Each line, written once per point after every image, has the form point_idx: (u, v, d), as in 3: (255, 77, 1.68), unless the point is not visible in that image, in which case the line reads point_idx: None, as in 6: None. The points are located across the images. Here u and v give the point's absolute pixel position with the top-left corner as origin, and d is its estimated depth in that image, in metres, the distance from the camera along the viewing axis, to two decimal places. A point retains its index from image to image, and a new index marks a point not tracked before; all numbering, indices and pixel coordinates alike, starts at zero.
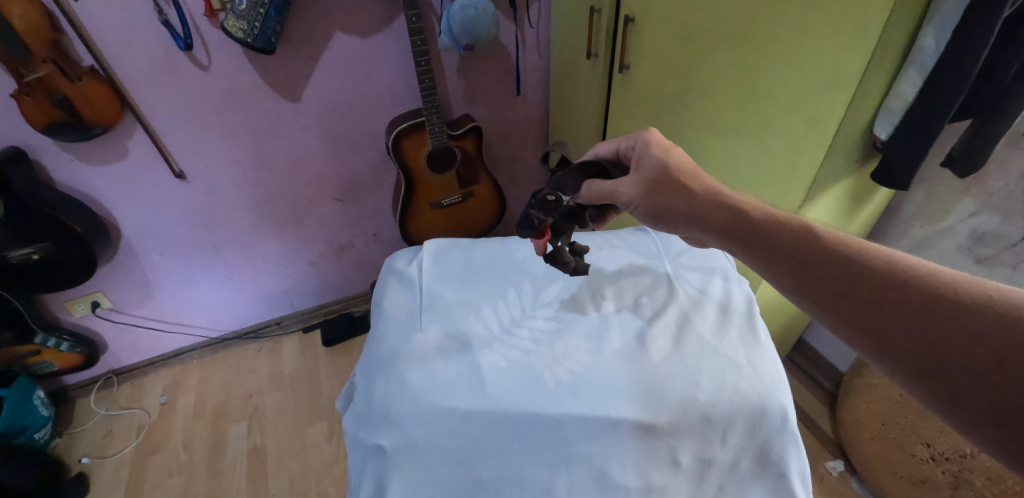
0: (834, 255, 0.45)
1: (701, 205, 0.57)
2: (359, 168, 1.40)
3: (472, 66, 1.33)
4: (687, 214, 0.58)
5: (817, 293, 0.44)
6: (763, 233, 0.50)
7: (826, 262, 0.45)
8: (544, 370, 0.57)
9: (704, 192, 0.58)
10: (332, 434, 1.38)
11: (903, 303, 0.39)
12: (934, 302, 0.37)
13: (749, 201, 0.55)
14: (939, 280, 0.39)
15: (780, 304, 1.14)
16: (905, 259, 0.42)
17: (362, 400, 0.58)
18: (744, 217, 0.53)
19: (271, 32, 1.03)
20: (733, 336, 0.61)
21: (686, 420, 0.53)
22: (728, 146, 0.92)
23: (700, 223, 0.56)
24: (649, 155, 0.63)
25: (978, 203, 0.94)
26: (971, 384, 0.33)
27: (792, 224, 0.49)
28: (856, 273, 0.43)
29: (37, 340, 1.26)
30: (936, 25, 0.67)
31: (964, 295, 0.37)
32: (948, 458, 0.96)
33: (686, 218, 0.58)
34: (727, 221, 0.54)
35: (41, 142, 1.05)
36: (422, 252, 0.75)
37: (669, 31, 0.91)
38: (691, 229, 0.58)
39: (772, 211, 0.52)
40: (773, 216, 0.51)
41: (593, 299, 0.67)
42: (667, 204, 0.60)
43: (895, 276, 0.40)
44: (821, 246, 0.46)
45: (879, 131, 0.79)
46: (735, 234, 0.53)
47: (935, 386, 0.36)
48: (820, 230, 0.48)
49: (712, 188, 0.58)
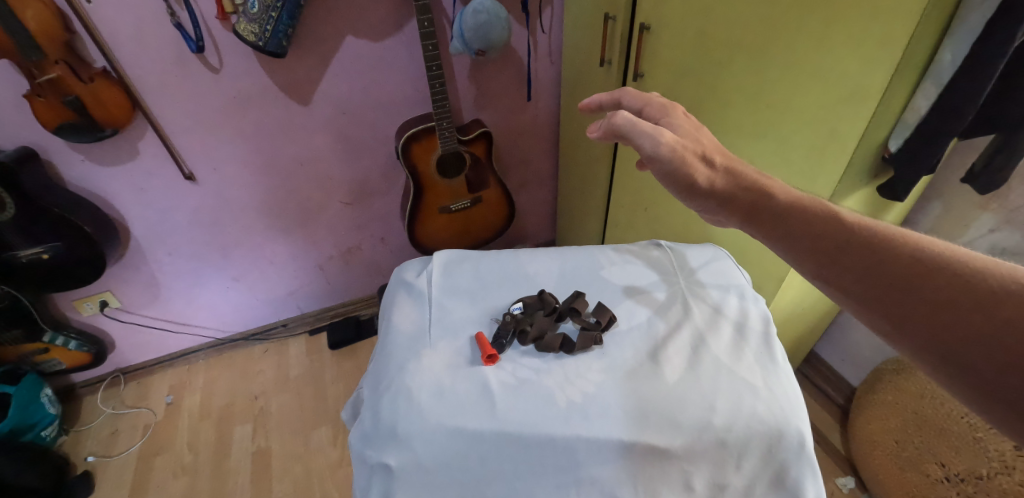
0: (855, 239, 0.42)
1: (720, 185, 0.54)
2: (368, 172, 1.40)
3: (484, 70, 1.32)
4: (710, 194, 0.54)
5: (838, 280, 0.42)
6: (785, 224, 0.48)
7: (852, 249, 0.42)
8: (556, 390, 0.56)
9: (723, 169, 0.55)
10: (336, 437, 1.38)
11: (926, 287, 0.36)
12: (959, 291, 0.34)
13: (773, 184, 0.52)
14: (968, 265, 0.35)
15: (794, 316, 1.12)
16: (932, 244, 0.39)
17: (369, 415, 0.57)
18: (766, 201, 0.50)
19: (283, 35, 1.02)
20: (749, 358, 0.59)
21: (699, 445, 0.52)
22: (745, 157, 0.90)
23: (721, 206, 0.54)
24: (681, 125, 0.61)
25: (999, 218, 0.92)
26: (986, 370, 0.32)
27: (816, 209, 0.47)
28: (879, 260, 0.40)
29: (46, 339, 1.27)
30: (956, 39, 0.63)
31: (990, 281, 0.34)
32: (963, 479, 0.93)
33: (708, 196, 0.54)
34: (747, 205, 0.51)
35: (53, 142, 1.05)
36: (433, 263, 0.74)
37: (687, 39, 0.91)
38: (712, 208, 0.55)
39: (794, 195, 0.50)
40: (795, 200, 0.49)
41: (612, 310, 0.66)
42: (691, 178, 0.55)
43: (923, 263, 0.37)
44: (843, 231, 0.43)
45: (891, 144, 0.76)
46: (757, 217, 0.50)
47: (954, 375, 0.34)
48: (844, 215, 0.45)
49: (732, 168, 0.55)
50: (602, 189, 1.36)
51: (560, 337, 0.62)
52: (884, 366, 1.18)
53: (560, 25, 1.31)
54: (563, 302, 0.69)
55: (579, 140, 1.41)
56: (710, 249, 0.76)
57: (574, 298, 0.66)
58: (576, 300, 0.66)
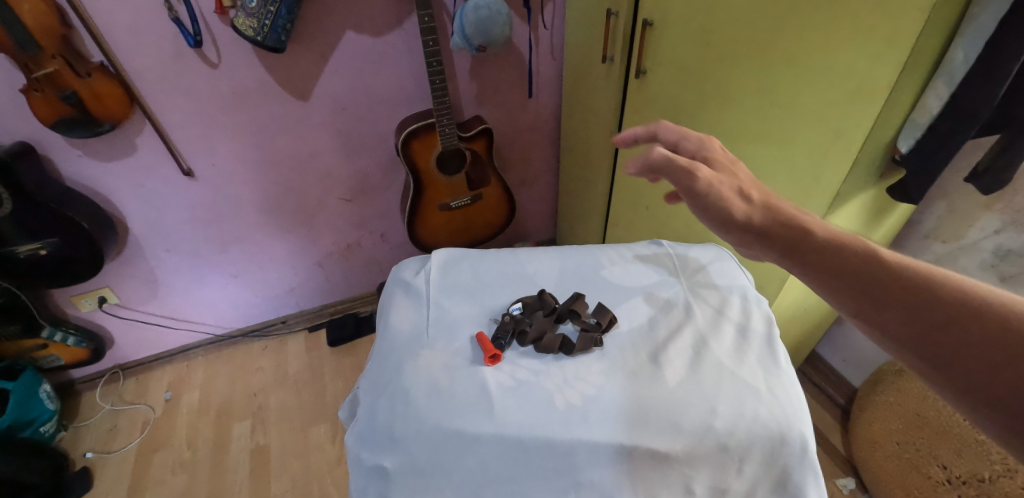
0: (914, 284, 0.37)
1: (759, 221, 0.49)
2: (368, 168, 1.39)
3: (485, 66, 1.31)
4: (746, 229, 0.49)
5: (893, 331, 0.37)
6: (833, 264, 0.42)
7: (911, 297, 0.37)
8: (554, 392, 0.55)
9: (760, 205, 0.50)
10: (335, 435, 1.37)
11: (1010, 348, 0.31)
12: None
13: (816, 221, 0.47)
14: None
15: (797, 317, 1.11)
16: (1009, 297, 0.34)
17: (365, 417, 0.56)
18: (806, 238, 0.45)
19: (282, 30, 1.01)
20: (752, 361, 0.58)
21: (701, 449, 0.51)
22: (749, 155, 0.89)
23: (758, 241, 0.49)
24: (715, 158, 0.56)
25: (1004, 219, 0.90)
26: None
27: (864, 248, 0.42)
28: (946, 311, 0.35)
29: (44, 334, 1.27)
30: (967, 38, 0.61)
31: None
32: (965, 481, 0.92)
33: (745, 232, 0.49)
34: (785, 241, 0.46)
35: (50, 137, 1.04)
36: (431, 262, 0.73)
37: (690, 35, 0.90)
38: (747, 244, 0.50)
39: (838, 233, 0.45)
40: (841, 239, 0.44)
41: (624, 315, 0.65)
42: (726, 213, 0.50)
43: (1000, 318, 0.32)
44: (899, 276, 0.38)
45: (901, 145, 0.73)
46: (798, 255, 0.45)
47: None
48: (896, 257, 0.40)
49: (770, 203, 0.50)
50: (603, 188, 1.35)
51: (559, 338, 0.61)
52: (885, 368, 1.17)
53: (561, 21, 1.30)
54: (562, 303, 0.68)
55: (581, 138, 1.40)
56: (711, 249, 0.75)
57: (574, 298, 0.66)
58: (576, 301, 0.65)
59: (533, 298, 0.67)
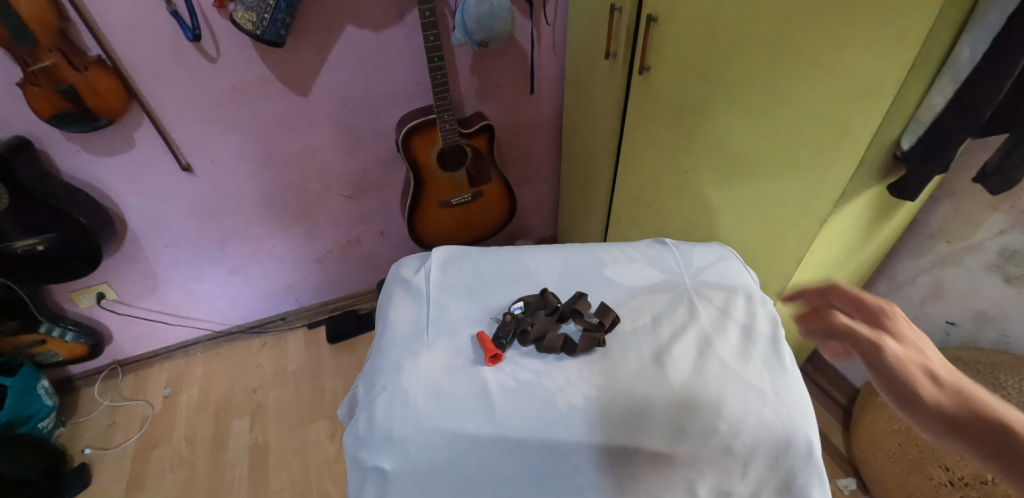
0: None
1: (951, 410, 0.42)
2: (368, 165, 1.38)
3: (486, 62, 1.30)
4: (934, 416, 0.43)
5: None
6: None
7: None
8: (556, 393, 0.54)
9: (953, 391, 0.43)
10: (334, 432, 1.37)
11: None
12: None
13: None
14: None
15: (800, 317, 1.10)
16: None
17: (363, 417, 0.55)
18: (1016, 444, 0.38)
19: (281, 24, 0.99)
20: (757, 362, 0.57)
21: (705, 451, 0.50)
22: (753, 153, 0.88)
23: (947, 432, 0.41)
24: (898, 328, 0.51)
25: (1010, 219, 0.89)
26: None
27: None
28: None
29: (42, 330, 1.26)
30: (975, 34, 0.60)
31: None
32: (968, 483, 0.92)
33: (930, 417, 0.43)
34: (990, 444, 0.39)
35: (47, 131, 1.03)
36: (431, 260, 0.72)
37: (695, 30, 0.89)
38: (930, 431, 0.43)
39: None
40: None
41: (628, 316, 0.64)
42: (908, 391, 0.45)
43: None
44: None
45: (903, 141, 0.73)
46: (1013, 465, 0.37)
47: None
48: None
49: (964, 389, 0.43)
50: (604, 185, 1.34)
51: (562, 337, 0.60)
52: None
53: (564, 16, 1.28)
54: (563, 302, 0.66)
55: (583, 135, 1.39)
56: (715, 248, 0.74)
57: (577, 298, 0.64)
58: (579, 300, 0.63)
59: (535, 297, 0.65)
